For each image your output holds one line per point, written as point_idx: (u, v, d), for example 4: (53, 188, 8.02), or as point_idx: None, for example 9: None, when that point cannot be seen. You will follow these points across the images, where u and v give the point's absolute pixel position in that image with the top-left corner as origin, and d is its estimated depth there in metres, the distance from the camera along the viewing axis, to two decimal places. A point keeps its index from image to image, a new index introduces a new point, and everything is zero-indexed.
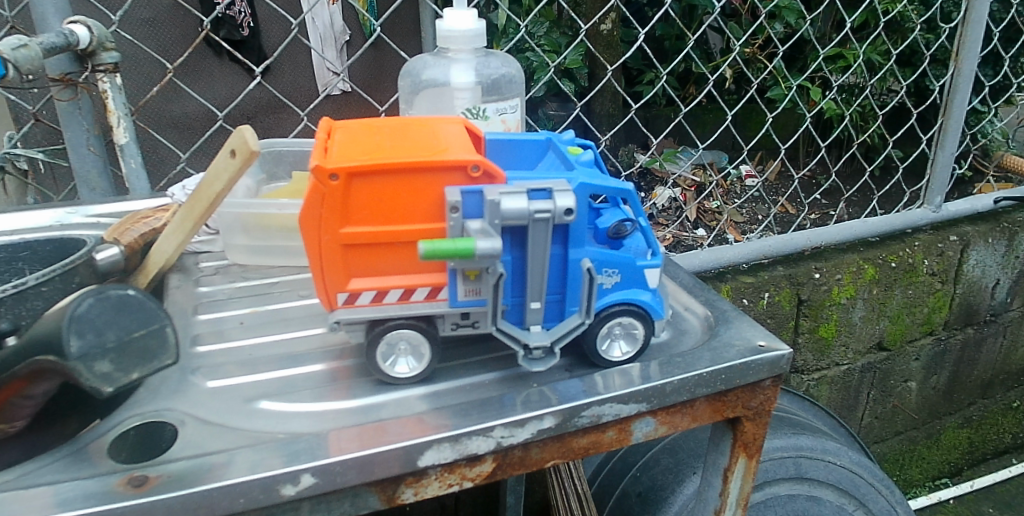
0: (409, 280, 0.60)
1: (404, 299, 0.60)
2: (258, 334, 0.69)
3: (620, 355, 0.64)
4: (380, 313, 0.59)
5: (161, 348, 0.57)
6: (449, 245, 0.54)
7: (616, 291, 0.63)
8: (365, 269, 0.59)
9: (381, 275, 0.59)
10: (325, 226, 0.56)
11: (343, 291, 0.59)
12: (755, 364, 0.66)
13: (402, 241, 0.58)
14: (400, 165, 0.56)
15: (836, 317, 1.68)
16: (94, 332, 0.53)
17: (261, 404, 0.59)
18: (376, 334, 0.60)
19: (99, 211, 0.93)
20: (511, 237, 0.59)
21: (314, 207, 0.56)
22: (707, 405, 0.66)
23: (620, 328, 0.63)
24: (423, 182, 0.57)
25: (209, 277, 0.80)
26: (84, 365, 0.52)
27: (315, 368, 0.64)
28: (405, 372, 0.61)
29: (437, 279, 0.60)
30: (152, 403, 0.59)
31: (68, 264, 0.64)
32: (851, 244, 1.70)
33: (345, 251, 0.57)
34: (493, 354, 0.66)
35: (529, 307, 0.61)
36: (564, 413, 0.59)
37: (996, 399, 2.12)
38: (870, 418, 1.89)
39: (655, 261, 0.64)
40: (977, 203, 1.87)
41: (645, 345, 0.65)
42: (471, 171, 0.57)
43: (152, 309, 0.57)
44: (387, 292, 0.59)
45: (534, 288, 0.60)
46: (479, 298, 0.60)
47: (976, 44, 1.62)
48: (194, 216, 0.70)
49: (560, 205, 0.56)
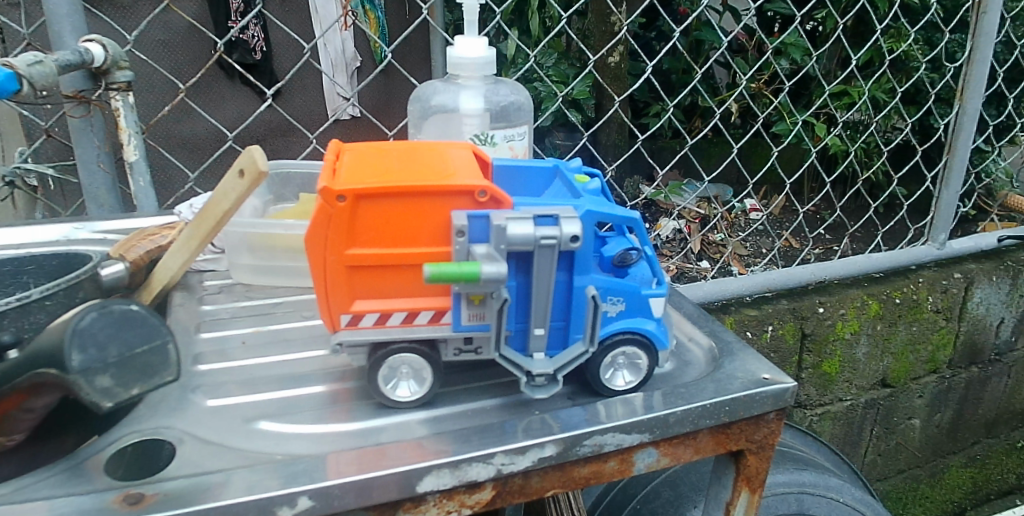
0: (413, 303, 0.59)
1: (407, 322, 0.59)
2: (260, 354, 0.68)
3: (623, 384, 0.64)
4: (382, 335, 0.58)
5: (162, 364, 0.57)
6: (455, 269, 0.54)
7: (621, 320, 0.62)
8: (369, 291, 0.59)
9: (385, 298, 0.59)
10: (331, 247, 0.56)
11: (345, 312, 0.58)
12: (759, 396, 0.65)
13: (406, 265, 0.58)
14: (408, 188, 0.56)
15: (840, 353, 1.68)
16: (97, 347, 0.53)
17: (261, 424, 0.59)
18: (378, 357, 0.59)
19: (107, 227, 0.93)
20: (516, 262, 0.59)
21: (322, 227, 0.56)
22: (710, 437, 0.66)
23: (623, 357, 0.63)
24: (430, 205, 0.57)
25: (213, 296, 0.80)
26: (85, 380, 0.52)
27: (316, 390, 0.63)
28: (407, 395, 0.61)
29: (441, 302, 0.60)
30: (151, 420, 0.59)
31: (73, 278, 0.65)
32: (855, 279, 1.70)
33: (349, 273, 0.57)
34: (494, 380, 0.66)
35: (532, 334, 0.60)
36: (565, 441, 0.58)
37: (1000, 439, 2.10)
38: (874, 455, 1.87)
39: (661, 291, 0.63)
40: (981, 241, 1.87)
41: (649, 375, 0.65)
42: (479, 196, 0.57)
43: (154, 325, 0.57)
44: (391, 314, 0.59)
45: (539, 314, 0.60)
46: (482, 323, 0.59)
47: (980, 83, 1.63)
48: (200, 234, 0.70)
49: (566, 232, 0.56)
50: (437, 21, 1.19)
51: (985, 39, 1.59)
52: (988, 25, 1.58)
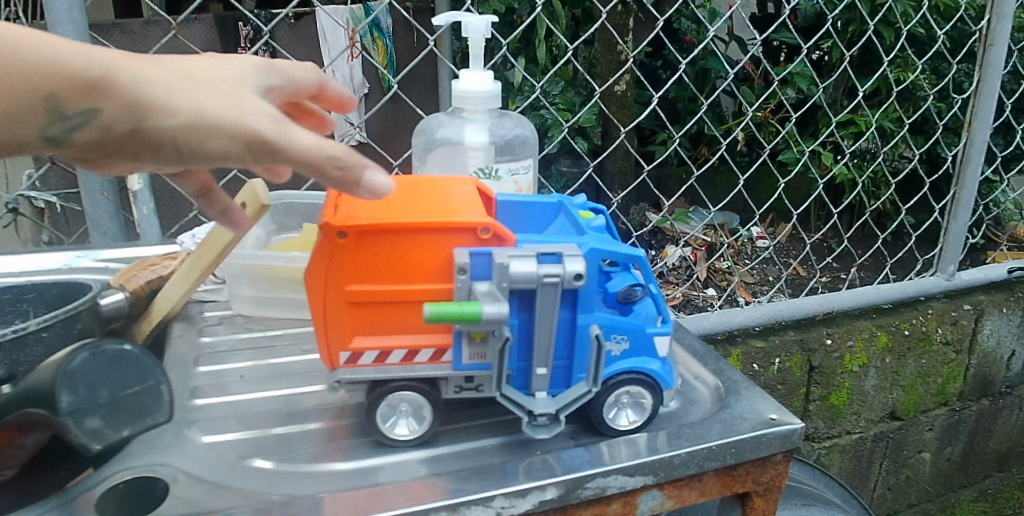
0: (414, 340, 0.58)
1: (406, 359, 0.58)
2: (259, 388, 0.68)
3: (626, 425, 0.62)
4: (381, 374, 0.58)
5: (155, 405, 0.57)
6: (458, 310, 0.53)
7: (626, 360, 0.61)
8: (370, 328, 0.58)
9: (384, 336, 0.58)
10: (332, 282, 0.56)
11: (341, 349, 0.58)
12: (767, 438, 0.64)
13: (407, 304, 0.57)
14: (410, 225, 0.56)
15: (848, 385, 1.66)
16: (87, 388, 0.54)
17: (256, 462, 0.58)
18: (377, 395, 0.59)
19: (108, 255, 0.92)
20: (516, 298, 0.58)
21: (322, 259, 0.55)
22: (715, 479, 0.64)
23: (627, 396, 0.62)
24: (433, 242, 0.56)
25: (212, 327, 0.79)
26: (75, 421, 0.52)
27: (314, 427, 0.62)
28: (405, 434, 0.60)
29: (442, 340, 0.59)
30: (146, 457, 0.57)
31: (70, 310, 0.65)
32: (863, 310, 1.68)
33: (348, 308, 0.56)
34: (496, 418, 0.64)
35: (535, 373, 0.59)
36: (567, 483, 0.57)
37: (1011, 472, 2.07)
38: (883, 489, 1.84)
39: (666, 328, 0.62)
40: (992, 272, 1.84)
41: (653, 414, 0.64)
42: (482, 233, 0.57)
43: (147, 366, 0.58)
44: (391, 352, 0.58)
45: (542, 355, 0.59)
46: (483, 362, 0.58)
47: (988, 114, 1.62)
48: (202, 265, 0.71)
49: (569, 270, 0.55)
50: (444, 52, 1.19)
51: (992, 70, 1.59)
52: (995, 58, 1.58)
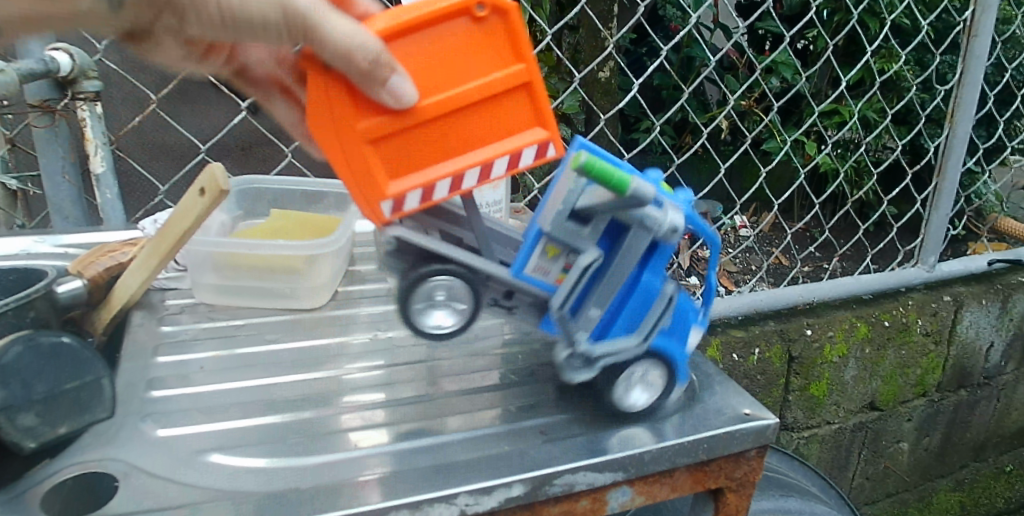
0: (455, 165, 0.58)
1: (427, 200, 0.59)
2: (221, 379, 0.66)
3: (646, 405, 0.64)
4: (433, 246, 0.59)
5: (96, 401, 0.57)
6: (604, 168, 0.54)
7: (674, 338, 0.64)
8: (399, 166, 0.58)
9: (411, 174, 0.58)
10: (348, 124, 0.55)
11: (378, 199, 0.58)
12: (740, 433, 0.63)
13: (426, 127, 0.57)
14: (420, 43, 0.55)
15: (828, 375, 1.65)
16: (21, 383, 0.53)
17: (212, 457, 0.56)
18: (419, 274, 0.60)
19: (69, 241, 0.89)
20: (608, 234, 0.61)
21: (338, 96, 0.54)
22: (687, 475, 0.63)
23: (649, 375, 0.63)
24: (428, 41, 0.55)
25: (174, 316, 0.76)
26: (7, 417, 0.51)
27: (275, 420, 0.60)
28: (444, 321, 0.62)
29: (483, 158, 0.59)
30: (97, 451, 0.55)
31: (23, 297, 0.63)
32: (843, 301, 1.68)
33: (370, 145, 0.56)
34: (463, 413, 0.63)
35: (587, 314, 0.62)
36: (534, 480, 0.55)
37: (988, 462, 2.09)
38: (861, 479, 1.84)
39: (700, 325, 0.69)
40: (971, 264, 1.85)
41: (661, 403, 0.65)
42: (477, 10, 0.55)
43: (88, 359, 0.57)
44: (433, 186, 0.58)
45: (602, 298, 0.61)
46: (543, 277, 0.61)
47: (970, 106, 1.62)
48: (161, 252, 0.69)
49: (669, 220, 0.59)
50: None
51: (976, 62, 1.59)
52: (978, 49, 1.58)
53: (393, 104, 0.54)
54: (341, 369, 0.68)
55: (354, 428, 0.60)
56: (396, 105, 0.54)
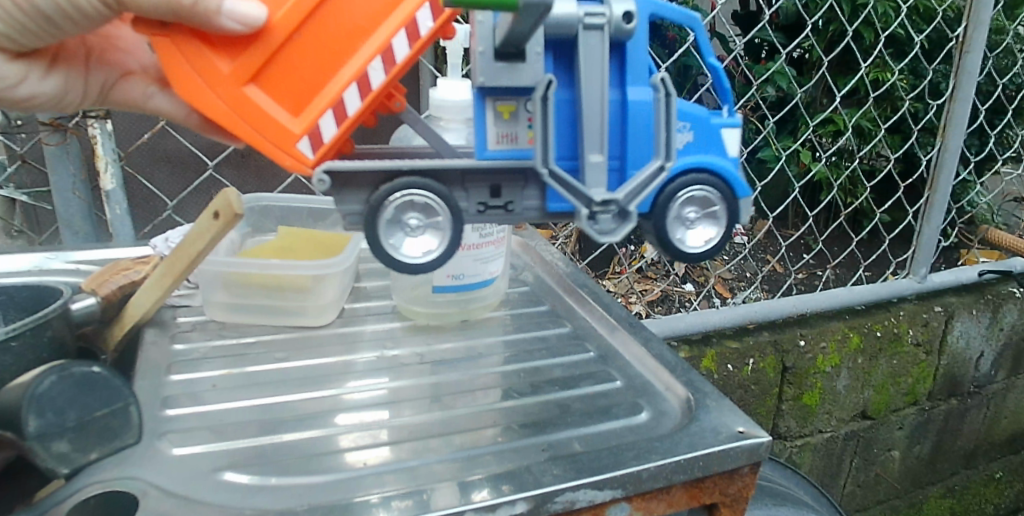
0: (345, 75, 0.54)
1: (342, 120, 0.55)
2: (233, 398, 0.68)
3: (697, 246, 0.62)
4: (385, 165, 0.56)
5: (124, 427, 0.60)
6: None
7: (704, 145, 0.61)
8: (289, 89, 0.55)
9: (314, 93, 0.55)
10: (215, 79, 0.54)
11: (294, 142, 0.55)
12: (734, 451, 0.65)
13: (297, 37, 0.54)
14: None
15: (820, 385, 1.68)
16: (55, 411, 0.57)
17: (226, 476, 0.58)
18: (386, 192, 0.56)
19: (80, 257, 0.92)
20: (563, 72, 0.56)
21: (192, 42, 0.54)
22: (683, 491, 0.65)
23: (696, 198, 0.60)
24: None
25: (185, 333, 0.78)
26: (41, 444, 0.55)
27: (286, 439, 0.63)
28: (421, 250, 0.58)
29: (372, 58, 0.54)
30: (116, 470, 0.57)
31: (40, 317, 0.65)
32: (836, 312, 1.70)
33: (253, 84, 0.55)
34: (467, 432, 0.65)
35: (588, 161, 0.57)
36: (537, 498, 0.58)
37: (978, 469, 2.12)
38: (853, 486, 1.87)
39: (734, 121, 0.62)
40: (963, 274, 1.88)
41: (723, 218, 0.62)
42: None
43: (118, 387, 0.61)
44: (338, 101, 0.55)
45: (591, 137, 0.56)
46: (514, 145, 0.57)
47: (963, 120, 1.64)
48: (174, 272, 0.71)
49: (615, 12, 0.56)
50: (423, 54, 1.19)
51: (968, 77, 1.62)
52: (970, 64, 1.61)
53: (241, 29, 0.52)
54: (343, 388, 0.70)
55: (360, 447, 0.63)
56: (245, 28, 0.52)
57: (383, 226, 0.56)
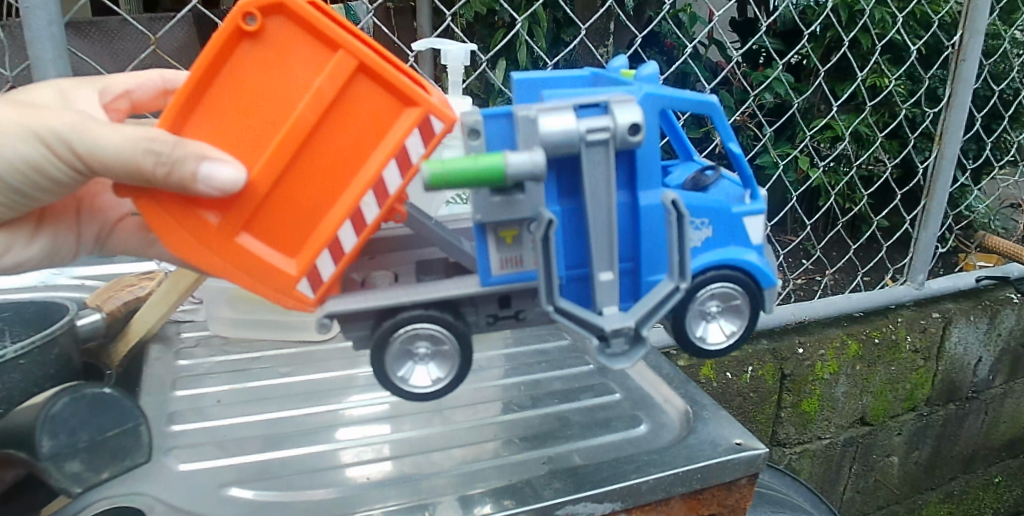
0: (336, 213, 0.58)
1: (339, 257, 0.59)
2: (238, 413, 0.70)
3: (717, 342, 0.65)
4: (391, 300, 0.60)
5: (135, 446, 0.61)
6: (467, 165, 0.52)
7: (720, 244, 0.63)
8: (282, 231, 0.58)
9: (308, 233, 0.58)
10: (206, 232, 0.58)
11: (294, 281, 0.59)
12: (732, 463, 0.66)
13: (280, 185, 0.57)
14: (222, 97, 0.55)
15: (819, 392, 1.69)
16: (67, 432, 0.58)
17: (232, 491, 0.60)
18: (387, 329, 0.60)
19: (85, 273, 0.93)
20: (568, 188, 0.59)
21: (177, 201, 0.58)
22: (683, 503, 0.66)
23: (714, 298, 0.64)
24: (219, 114, 0.56)
25: (190, 349, 0.80)
26: (55, 465, 0.57)
27: (291, 454, 0.64)
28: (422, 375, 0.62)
29: (357, 196, 0.57)
30: (122, 487, 0.60)
31: (48, 335, 0.66)
32: (835, 319, 1.71)
33: (246, 230, 0.58)
34: (467, 445, 0.67)
35: (599, 279, 0.59)
36: (536, 511, 0.59)
37: (978, 474, 2.13)
38: (852, 492, 1.87)
39: (757, 207, 0.64)
40: (960, 281, 1.87)
41: (750, 318, 0.66)
42: (249, 23, 0.52)
43: (129, 408, 0.61)
44: (330, 241, 0.59)
45: (602, 254, 0.59)
46: (519, 267, 0.60)
47: (959, 128, 1.65)
48: (180, 288, 0.73)
49: (621, 122, 0.56)
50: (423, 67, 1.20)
51: (963, 85, 1.63)
52: (966, 71, 1.62)
53: (218, 193, 0.55)
54: (345, 402, 0.71)
55: (363, 461, 0.64)
56: (226, 189, 0.55)
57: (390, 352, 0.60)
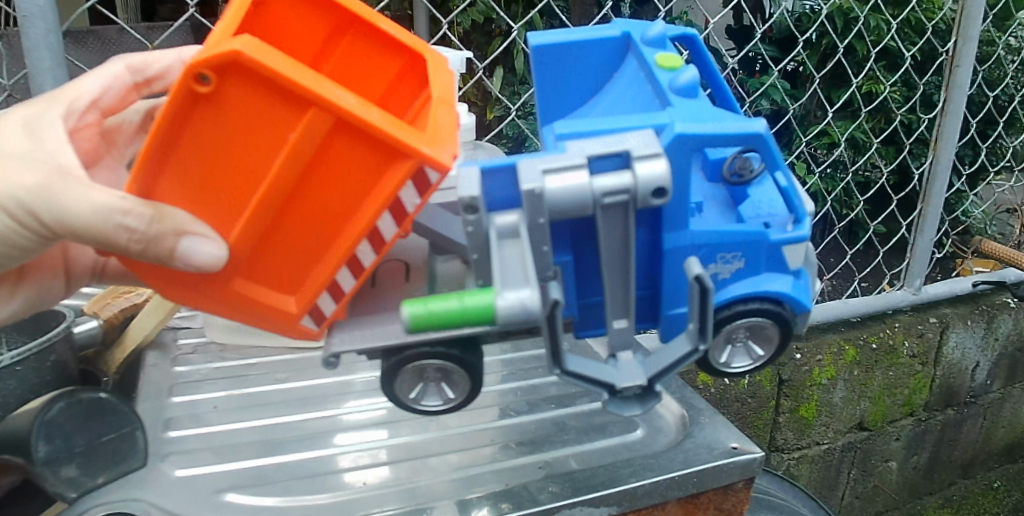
0: (331, 262, 0.55)
1: (340, 296, 0.57)
2: (234, 418, 0.70)
3: (741, 366, 0.63)
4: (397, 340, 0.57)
5: (131, 452, 0.62)
6: (448, 308, 0.49)
7: (754, 278, 0.60)
8: (279, 276, 0.56)
9: (305, 277, 0.56)
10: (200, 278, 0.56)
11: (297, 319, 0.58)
12: (728, 467, 0.66)
13: (271, 235, 0.54)
14: (191, 158, 0.50)
15: (817, 398, 1.69)
16: (63, 437, 0.60)
17: (228, 496, 0.60)
18: (395, 366, 0.58)
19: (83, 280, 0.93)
20: (578, 236, 0.58)
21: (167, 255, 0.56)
22: (678, 507, 0.67)
23: (744, 333, 0.62)
24: (186, 174, 0.51)
25: (187, 356, 0.80)
26: (50, 470, 0.59)
27: (288, 459, 0.65)
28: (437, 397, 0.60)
29: (350, 247, 0.54)
30: (120, 492, 0.60)
31: (45, 341, 0.70)
32: (833, 324, 1.72)
33: (243, 275, 0.56)
34: (463, 450, 0.67)
35: (613, 328, 0.58)
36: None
37: (976, 479, 2.13)
38: (851, 498, 1.87)
39: (798, 235, 0.60)
40: (956, 286, 1.88)
41: (780, 343, 0.62)
42: (202, 86, 0.45)
43: (125, 413, 0.63)
44: (328, 284, 0.56)
45: (616, 305, 0.58)
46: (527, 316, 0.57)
47: (953, 134, 1.66)
48: None
49: (643, 185, 0.51)
50: None
51: (958, 91, 1.63)
52: (960, 78, 1.63)
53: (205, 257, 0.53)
54: (343, 408, 0.72)
55: (360, 466, 0.64)
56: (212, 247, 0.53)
57: (399, 383, 0.58)
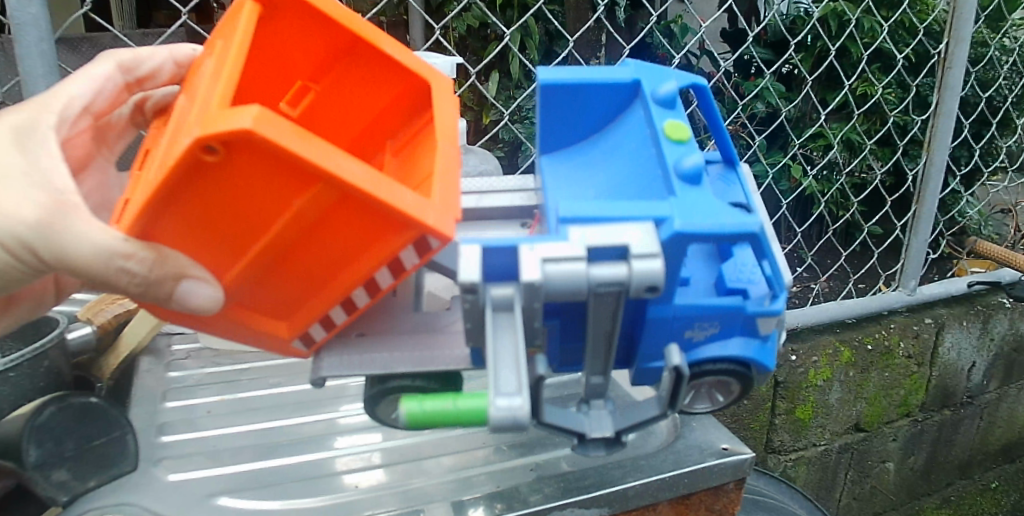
0: (326, 298, 0.56)
1: (331, 326, 0.59)
2: (227, 423, 0.70)
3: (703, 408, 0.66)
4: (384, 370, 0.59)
5: (121, 455, 0.63)
6: (444, 410, 0.51)
7: (729, 346, 0.61)
8: (272, 305, 0.57)
9: (299, 308, 0.57)
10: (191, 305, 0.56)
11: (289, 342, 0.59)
12: (719, 467, 0.67)
13: (266, 272, 0.54)
14: (189, 207, 0.49)
15: (813, 399, 1.69)
16: (54, 441, 0.62)
17: (221, 500, 0.61)
18: (379, 392, 0.60)
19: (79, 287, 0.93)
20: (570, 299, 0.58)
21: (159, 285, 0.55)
22: (670, 507, 0.67)
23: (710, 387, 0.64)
24: (184, 217, 0.50)
25: (181, 361, 0.80)
26: (42, 474, 0.60)
27: (281, 463, 0.65)
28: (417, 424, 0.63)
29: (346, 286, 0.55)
30: (113, 497, 0.61)
31: (39, 348, 0.71)
32: (828, 326, 1.72)
33: (235, 302, 0.56)
34: (456, 453, 0.67)
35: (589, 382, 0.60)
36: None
37: (974, 480, 2.13)
38: (849, 499, 1.88)
39: (774, 309, 0.60)
40: (952, 286, 1.88)
41: (741, 393, 0.65)
42: (210, 155, 0.45)
43: (115, 417, 0.64)
44: (321, 316, 0.57)
45: (596, 365, 0.59)
46: None
47: (946, 135, 1.67)
48: None
49: (637, 281, 0.51)
50: None
51: (950, 92, 1.64)
52: (952, 79, 1.63)
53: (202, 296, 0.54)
54: (337, 412, 0.72)
55: (355, 469, 0.64)
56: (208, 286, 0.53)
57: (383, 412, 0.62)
